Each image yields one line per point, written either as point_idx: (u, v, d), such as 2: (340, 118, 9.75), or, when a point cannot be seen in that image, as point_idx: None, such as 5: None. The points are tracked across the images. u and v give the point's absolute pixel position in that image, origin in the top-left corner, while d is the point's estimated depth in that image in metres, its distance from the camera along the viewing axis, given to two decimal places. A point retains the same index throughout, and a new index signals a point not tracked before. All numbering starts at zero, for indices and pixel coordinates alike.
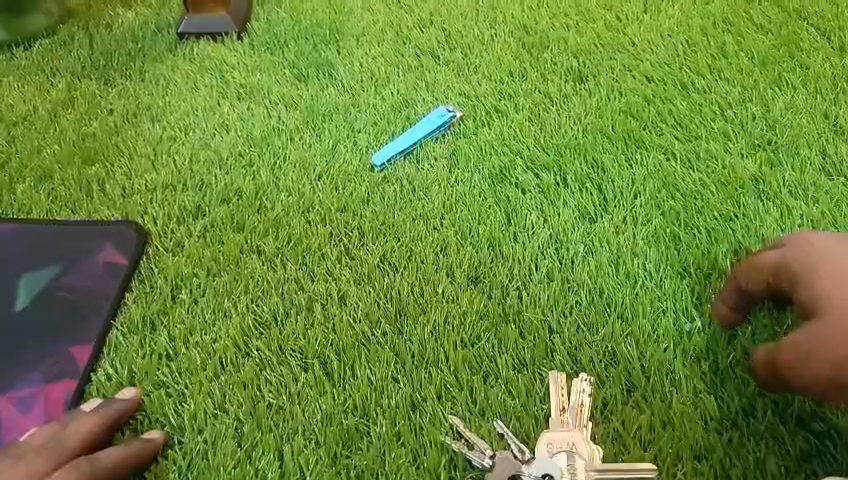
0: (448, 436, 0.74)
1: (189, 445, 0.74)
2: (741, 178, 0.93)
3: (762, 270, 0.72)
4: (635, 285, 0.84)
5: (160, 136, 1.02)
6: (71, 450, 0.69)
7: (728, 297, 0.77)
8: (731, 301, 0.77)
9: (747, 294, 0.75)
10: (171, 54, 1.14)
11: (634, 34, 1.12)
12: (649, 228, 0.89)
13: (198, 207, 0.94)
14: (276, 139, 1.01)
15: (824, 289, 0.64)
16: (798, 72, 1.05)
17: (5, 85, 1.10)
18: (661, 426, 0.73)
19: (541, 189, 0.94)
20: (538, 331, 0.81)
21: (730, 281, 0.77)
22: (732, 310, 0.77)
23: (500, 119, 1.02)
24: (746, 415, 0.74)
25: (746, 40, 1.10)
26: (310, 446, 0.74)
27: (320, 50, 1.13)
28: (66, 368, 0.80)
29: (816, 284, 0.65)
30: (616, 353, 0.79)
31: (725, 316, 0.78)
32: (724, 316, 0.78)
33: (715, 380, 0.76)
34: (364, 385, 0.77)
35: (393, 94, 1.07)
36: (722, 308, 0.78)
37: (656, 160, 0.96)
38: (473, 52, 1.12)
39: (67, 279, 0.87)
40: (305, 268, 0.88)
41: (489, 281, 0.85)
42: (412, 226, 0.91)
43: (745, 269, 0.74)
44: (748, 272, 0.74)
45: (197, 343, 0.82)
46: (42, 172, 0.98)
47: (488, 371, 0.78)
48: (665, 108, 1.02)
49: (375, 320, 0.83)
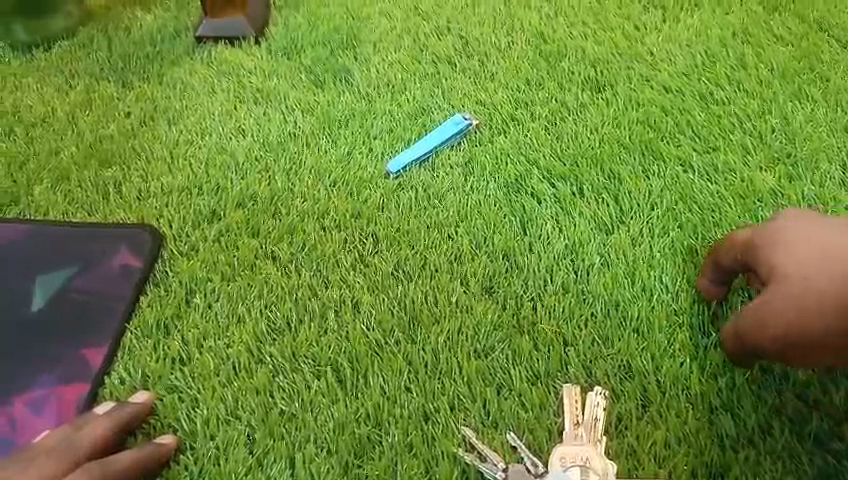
0: (460, 447, 0.74)
1: (201, 451, 0.74)
2: (759, 192, 0.93)
3: (731, 247, 0.77)
4: (651, 298, 0.83)
5: (177, 140, 1.02)
6: (83, 453, 0.69)
7: (709, 271, 0.81)
8: (713, 276, 0.81)
9: (725, 270, 0.79)
10: (189, 58, 1.14)
11: (652, 44, 1.12)
12: (665, 240, 0.88)
13: (213, 212, 0.94)
14: (292, 145, 1.01)
15: (775, 259, 0.70)
16: (818, 85, 1.05)
17: (25, 86, 1.10)
18: (675, 442, 0.73)
19: (557, 198, 0.94)
20: (553, 343, 0.80)
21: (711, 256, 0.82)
22: (710, 282, 0.81)
23: (516, 128, 1.02)
24: (762, 432, 0.73)
25: (766, 51, 1.09)
26: (322, 455, 0.74)
27: (337, 56, 1.13)
28: (79, 370, 0.81)
29: (769, 255, 0.71)
30: (631, 366, 0.78)
31: (704, 286, 0.82)
32: (709, 290, 0.81)
33: (731, 395, 0.76)
34: (377, 394, 0.77)
35: (410, 101, 1.06)
36: (703, 279, 0.82)
37: (674, 171, 0.96)
38: (489, 60, 1.11)
39: (82, 281, 0.87)
40: (319, 275, 0.88)
41: (503, 290, 0.85)
42: (426, 234, 0.91)
43: (721, 248, 0.79)
44: (722, 249, 0.79)
45: (211, 348, 0.82)
46: (59, 173, 0.99)
47: (502, 383, 0.78)
48: (683, 118, 1.01)
49: (388, 328, 0.82)
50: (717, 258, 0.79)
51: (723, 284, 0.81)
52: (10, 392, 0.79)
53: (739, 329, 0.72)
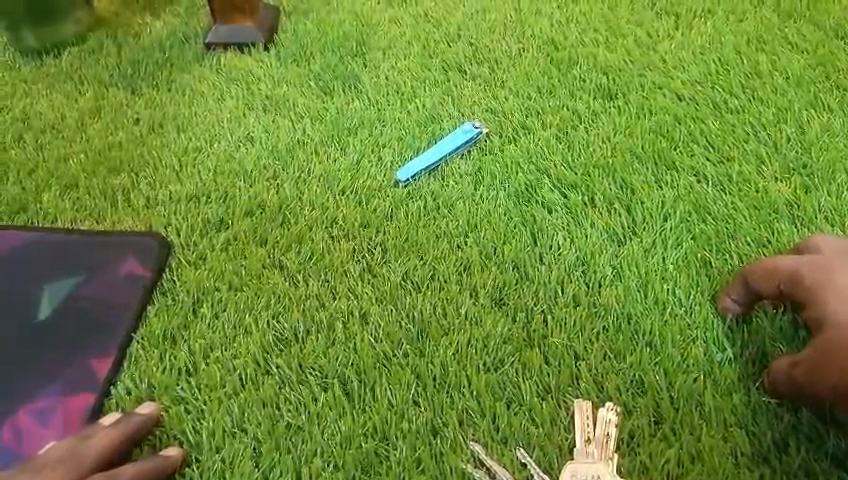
0: (468, 463, 0.73)
1: (207, 464, 0.74)
2: (774, 202, 0.91)
3: (769, 278, 0.76)
4: (664, 311, 0.82)
5: (185, 147, 1.01)
6: (89, 465, 0.68)
7: (735, 291, 0.80)
8: (739, 296, 0.80)
9: (756, 294, 0.78)
10: (198, 65, 1.13)
11: (665, 52, 1.10)
12: (678, 252, 0.87)
13: (221, 220, 0.93)
14: (301, 152, 1.00)
15: (831, 307, 0.70)
16: (834, 93, 1.03)
17: (34, 92, 1.10)
18: (690, 460, 0.72)
19: (568, 208, 0.93)
20: (564, 357, 0.79)
21: (737, 276, 0.80)
22: (732, 301, 0.80)
23: (527, 136, 1.01)
24: (778, 450, 0.72)
25: (780, 59, 1.08)
26: (329, 469, 0.73)
27: (346, 63, 1.12)
28: (86, 380, 0.80)
29: (824, 300, 0.71)
30: (643, 381, 0.77)
31: (725, 302, 0.81)
32: (734, 310, 0.80)
33: (746, 412, 0.74)
34: (384, 408, 0.76)
35: (419, 108, 1.06)
36: (724, 295, 0.81)
37: (687, 181, 0.94)
38: (500, 68, 1.10)
39: (90, 291, 0.87)
40: (327, 285, 0.87)
41: (514, 302, 0.84)
42: (435, 244, 0.90)
43: (755, 274, 0.78)
44: (756, 276, 0.78)
45: (217, 359, 0.81)
46: (66, 181, 0.98)
47: (512, 397, 0.77)
48: (696, 128, 1.00)
49: (396, 340, 0.81)
50: (748, 282, 0.78)
51: (749, 304, 0.79)
52: (16, 401, 0.78)
53: (792, 374, 0.71)
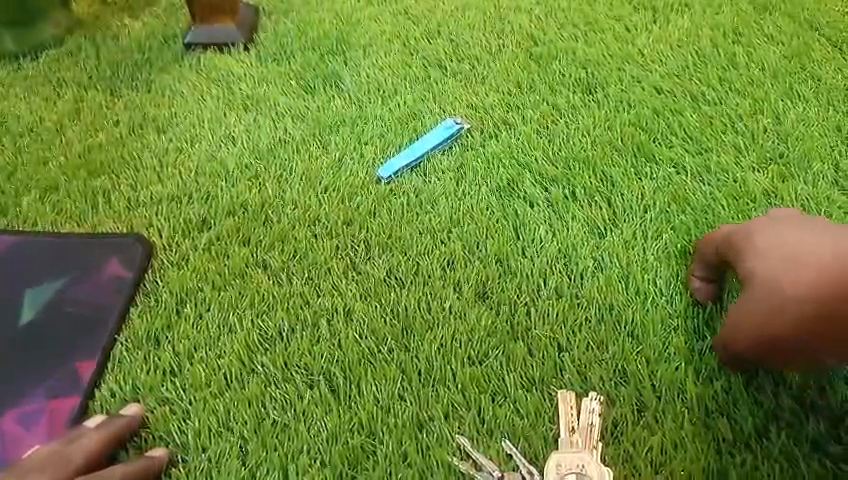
0: (455, 456, 0.73)
1: (193, 464, 0.74)
2: (752, 192, 0.92)
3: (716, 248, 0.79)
4: (645, 302, 0.83)
5: (166, 148, 1.01)
6: (73, 469, 0.68)
7: (700, 270, 0.82)
8: (701, 272, 0.82)
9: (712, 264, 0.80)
10: (177, 65, 1.13)
11: (643, 45, 1.11)
12: (659, 242, 0.88)
13: (204, 221, 0.93)
14: (283, 151, 1.00)
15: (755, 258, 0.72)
16: (810, 83, 1.04)
17: (13, 96, 1.09)
18: (673, 447, 0.72)
19: (550, 202, 0.93)
20: (547, 349, 0.80)
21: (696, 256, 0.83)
22: (701, 282, 0.82)
23: (508, 132, 1.02)
24: (759, 436, 0.73)
25: (757, 51, 1.09)
26: (316, 466, 0.73)
27: (326, 61, 1.12)
28: (70, 382, 0.79)
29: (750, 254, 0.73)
30: (626, 371, 0.78)
31: (695, 287, 0.82)
32: (701, 289, 0.82)
33: (727, 400, 0.75)
34: (371, 404, 0.77)
35: (400, 105, 1.06)
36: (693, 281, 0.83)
37: (667, 173, 0.95)
38: (480, 64, 1.11)
39: (71, 294, 0.86)
40: (312, 282, 0.87)
41: (497, 295, 0.84)
42: (419, 240, 0.90)
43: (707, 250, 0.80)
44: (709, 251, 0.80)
45: (202, 359, 0.81)
46: (47, 183, 0.98)
47: (497, 389, 0.77)
48: (675, 119, 1.01)
49: (381, 337, 0.82)
50: (703, 252, 0.81)
51: (714, 278, 0.81)
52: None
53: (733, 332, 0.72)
